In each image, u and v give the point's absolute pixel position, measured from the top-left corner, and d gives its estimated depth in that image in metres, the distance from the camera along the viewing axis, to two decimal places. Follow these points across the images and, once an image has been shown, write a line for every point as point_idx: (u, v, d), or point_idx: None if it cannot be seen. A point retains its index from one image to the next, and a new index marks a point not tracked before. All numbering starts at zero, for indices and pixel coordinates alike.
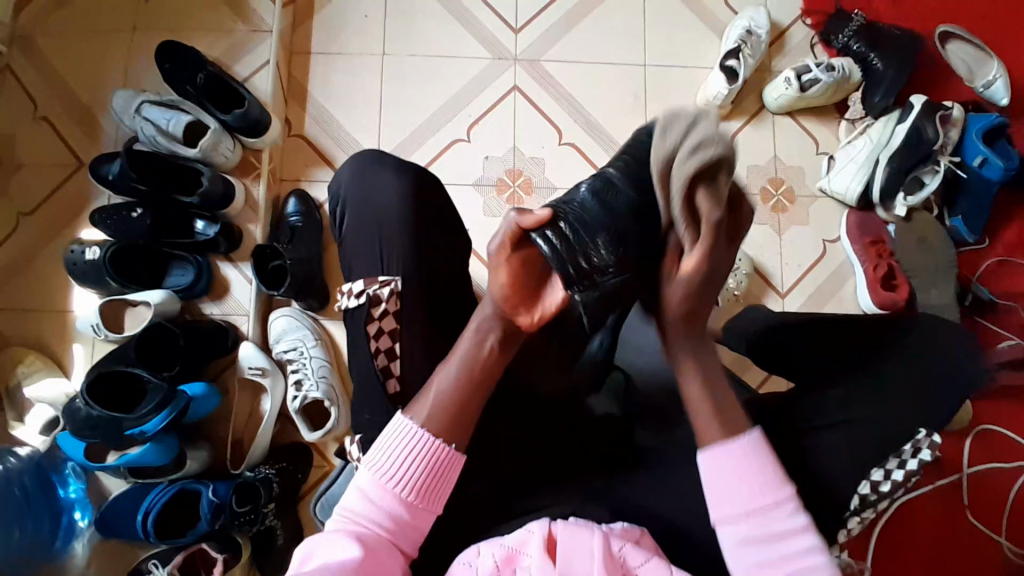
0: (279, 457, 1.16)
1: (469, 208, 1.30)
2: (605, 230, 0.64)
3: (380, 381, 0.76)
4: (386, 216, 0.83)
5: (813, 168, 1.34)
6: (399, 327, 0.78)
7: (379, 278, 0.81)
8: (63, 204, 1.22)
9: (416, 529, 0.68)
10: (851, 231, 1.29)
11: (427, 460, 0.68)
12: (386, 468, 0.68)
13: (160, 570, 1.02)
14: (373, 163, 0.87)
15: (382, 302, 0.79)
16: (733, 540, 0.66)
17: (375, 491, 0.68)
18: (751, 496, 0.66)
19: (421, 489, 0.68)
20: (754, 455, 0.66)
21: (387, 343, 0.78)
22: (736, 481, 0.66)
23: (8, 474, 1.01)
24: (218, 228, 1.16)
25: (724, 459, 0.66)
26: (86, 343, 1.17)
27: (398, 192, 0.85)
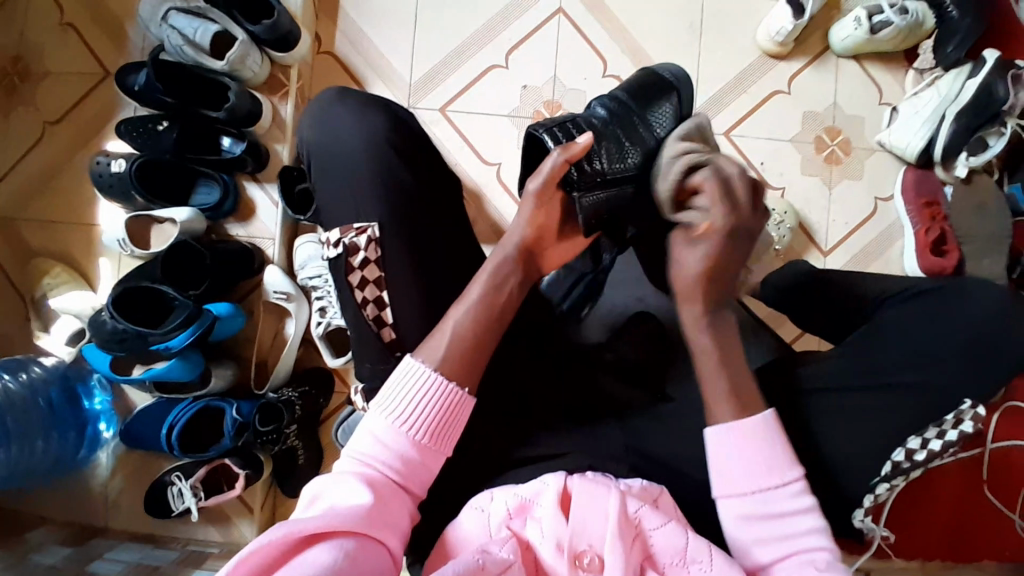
0: (301, 379, 1.18)
1: (503, 139, 1.24)
2: (613, 137, 0.78)
3: (373, 331, 0.75)
4: (366, 158, 0.77)
5: (874, 119, 1.25)
6: (385, 275, 0.75)
7: (356, 224, 0.76)
8: (88, 114, 1.19)
9: (426, 471, 0.68)
10: (906, 189, 1.21)
11: (439, 400, 0.68)
12: (400, 411, 0.68)
13: (183, 482, 1.09)
14: (333, 102, 0.80)
15: (362, 251, 0.75)
16: (735, 516, 0.67)
17: (387, 434, 0.67)
18: (753, 479, 0.67)
19: (432, 432, 0.68)
20: (766, 432, 0.68)
21: (374, 293, 0.75)
22: (739, 465, 0.67)
23: (33, 382, 1.03)
24: (244, 146, 1.12)
25: (728, 437, 0.68)
26: (113, 258, 1.17)
27: (363, 132, 0.78)
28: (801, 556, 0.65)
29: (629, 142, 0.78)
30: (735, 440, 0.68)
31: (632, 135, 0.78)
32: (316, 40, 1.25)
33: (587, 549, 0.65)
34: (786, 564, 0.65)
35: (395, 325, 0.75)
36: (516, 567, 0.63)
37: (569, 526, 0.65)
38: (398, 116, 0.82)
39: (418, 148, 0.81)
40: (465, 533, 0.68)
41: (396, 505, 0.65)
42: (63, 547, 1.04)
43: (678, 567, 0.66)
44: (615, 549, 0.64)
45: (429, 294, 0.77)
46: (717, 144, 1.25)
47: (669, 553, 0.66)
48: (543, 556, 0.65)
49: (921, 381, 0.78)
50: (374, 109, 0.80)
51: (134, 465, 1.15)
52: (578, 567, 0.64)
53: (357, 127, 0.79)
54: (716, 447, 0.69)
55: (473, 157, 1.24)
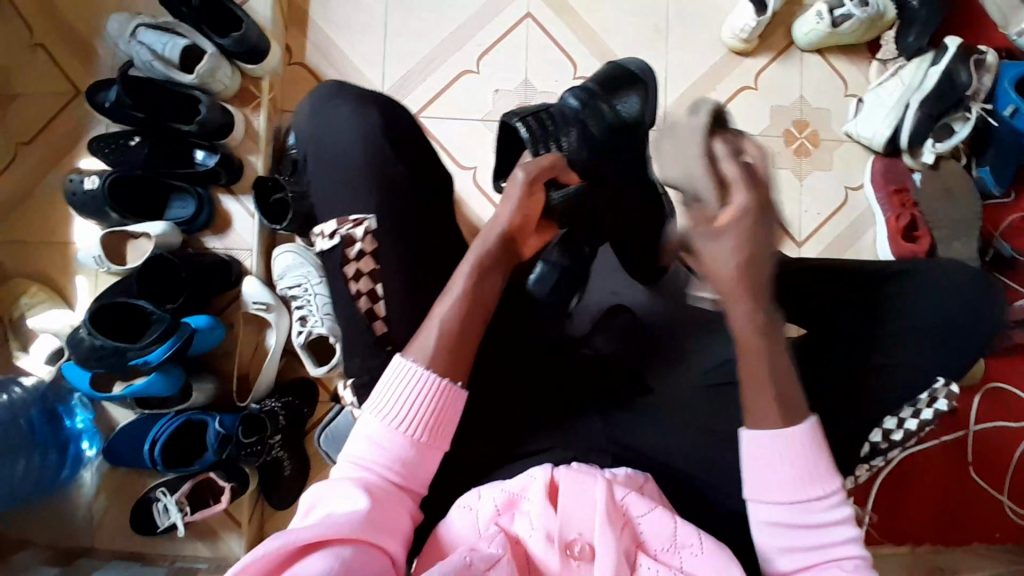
0: (285, 390, 1.18)
1: (476, 144, 1.25)
2: (581, 128, 0.84)
3: (365, 324, 0.74)
4: (342, 163, 0.78)
5: (840, 111, 1.27)
6: (379, 268, 0.75)
7: (352, 216, 0.76)
8: (61, 134, 1.19)
9: (424, 469, 0.69)
10: (875, 178, 1.23)
11: (431, 397, 0.68)
12: (394, 413, 0.68)
13: (168, 497, 1.09)
14: (330, 99, 0.81)
15: (358, 243, 0.75)
16: (769, 524, 0.65)
17: (383, 436, 0.68)
18: (798, 486, 0.64)
19: (428, 430, 0.68)
20: (809, 443, 0.64)
21: (367, 285, 0.75)
22: (777, 474, 0.64)
23: (14, 404, 1.02)
24: (217, 158, 1.12)
25: (770, 446, 0.64)
26: (90, 275, 1.16)
27: (345, 134, 0.79)
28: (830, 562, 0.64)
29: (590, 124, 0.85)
30: (776, 455, 0.64)
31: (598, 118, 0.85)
32: (288, 51, 1.26)
33: (578, 538, 0.65)
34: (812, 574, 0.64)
35: (387, 318, 0.74)
36: (502, 562, 0.63)
37: (558, 517, 0.66)
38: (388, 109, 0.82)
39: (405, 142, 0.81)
40: (453, 529, 0.68)
41: (396, 507, 0.65)
42: (51, 568, 1.03)
43: (667, 552, 0.66)
44: (604, 534, 0.64)
45: (412, 290, 0.75)
46: None
47: (656, 540, 0.67)
48: (533, 548, 0.66)
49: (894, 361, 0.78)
50: (369, 106, 0.81)
51: (119, 484, 1.14)
52: (570, 556, 0.65)
53: (339, 128, 0.80)
54: (750, 460, 0.65)
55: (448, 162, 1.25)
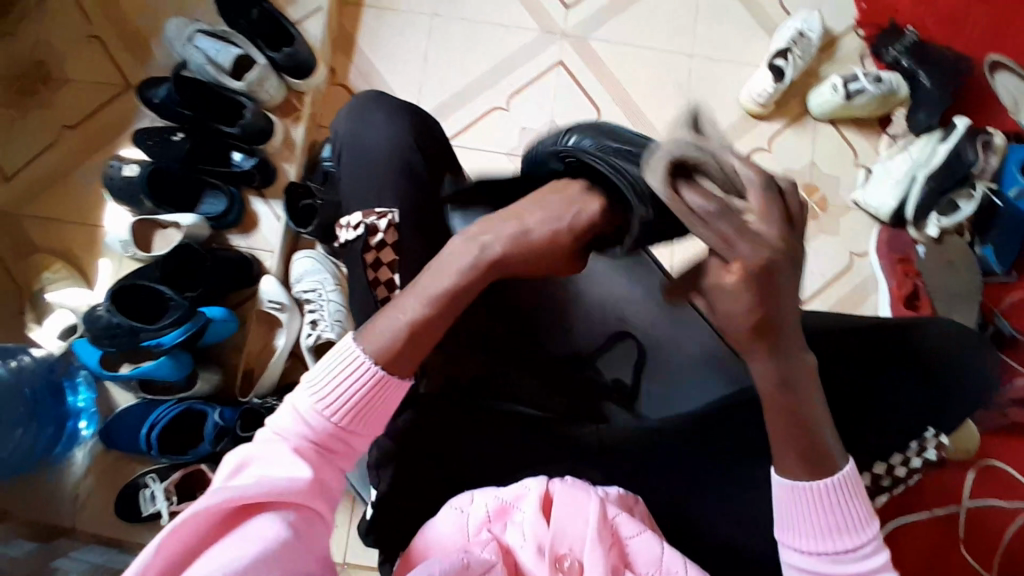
0: (287, 390, 1.18)
1: (499, 175, 1.31)
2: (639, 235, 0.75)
3: (381, 313, 0.72)
4: (381, 160, 0.81)
5: (848, 178, 1.33)
6: (399, 258, 0.74)
7: (377, 210, 0.77)
8: (106, 122, 1.25)
9: (350, 450, 0.64)
10: (880, 247, 1.28)
11: (365, 385, 0.62)
12: (325, 396, 0.62)
13: (157, 484, 1.09)
14: (370, 104, 0.86)
15: (381, 233, 0.75)
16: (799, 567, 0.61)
17: (310, 416, 0.62)
18: (830, 533, 0.60)
19: (357, 416, 0.63)
20: (845, 492, 0.59)
21: (387, 274, 0.74)
22: (807, 517, 0.60)
23: (22, 371, 1.04)
24: (254, 161, 1.18)
25: (804, 491, 0.60)
26: (114, 259, 1.20)
27: (386, 136, 0.83)
28: None
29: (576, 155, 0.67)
30: (808, 504, 0.60)
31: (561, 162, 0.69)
32: (331, 72, 1.33)
33: (567, 553, 0.66)
34: None
35: None
36: (498, 567, 0.64)
37: (551, 530, 0.67)
38: (420, 119, 0.87)
39: (434, 148, 0.86)
40: (441, 530, 0.68)
41: (330, 479, 0.62)
42: (28, 542, 1.02)
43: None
44: (595, 552, 0.65)
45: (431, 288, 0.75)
46: None
47: (645, 561, 0.67)
48: (523, 559, 0.66)
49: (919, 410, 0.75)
50: (403, 115, 0.85)
51: (108, 467, 1.14)
52: (559, 570, 0.66)
53: (382, 129, 0.84)
54: (782, 504, 0.61)
55: None
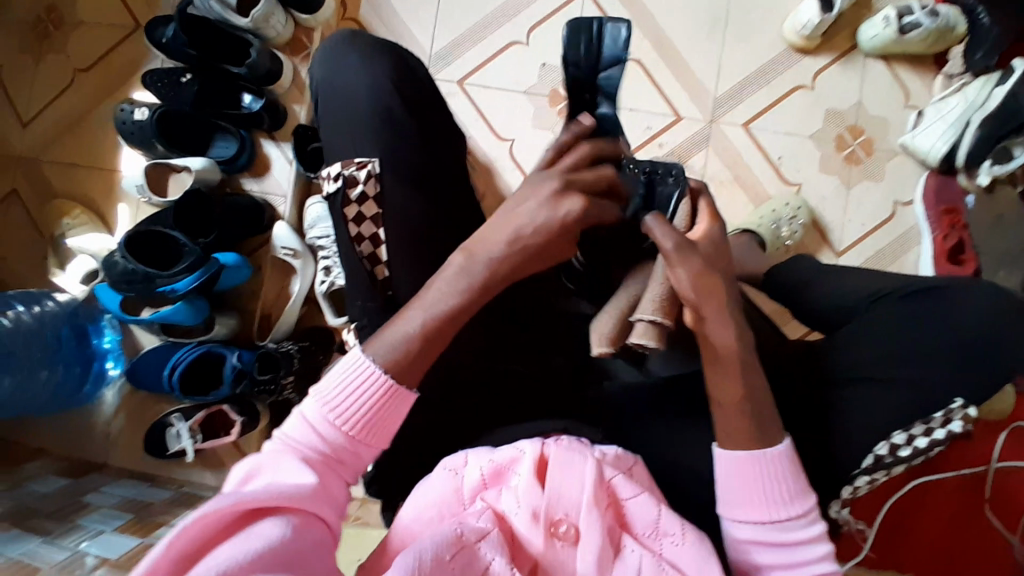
0: (303, 335, 1.19)
1: (518, 115, 1.25)
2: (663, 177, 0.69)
3: (365, 269, 0.71)
4: (361, 107, 0.74)
5: (899, 122, 1.21)
6: (381, 212, 0.71)
7: (357, 158, 0.72)
8: (118, 64, 1.23)
9: (357, 465, 0.58)
10: (928, 196, 1.17)
11: (377, 394, 0.57)
12: (333, 400, 0.57)
13: (182, 423, 1.13)
14: (342, 44, 0.77)
15: (360, 185, 0.72)
16: (744, 537, 0.60)
17: (318, 423, 0.57)
18: (771, 503, 0.59)
19: (366, 425, 0.57)
20: (783, 461, 0.59)
21: (369, 230, 0.71)
22: (748, 487, 0.59)
23: (44, 316, 1.07)
24: (263, 103, 1.15)
25: (744, 460, 0.59)
26: (131, 204, 1.20)
27: (366, 82, 0.74)
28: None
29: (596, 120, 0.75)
30: (738, 479, 0.59)
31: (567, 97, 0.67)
32: (343, 5, 1.27)
33: (564, 518, 0.58)
34: None
35: (389, 263, 0.71)
36: (490, 539, 0.56)
37: (546, 495, 0.58)
38: (399, 57, 0.77)
39: (427, 98, 0.77)
40: (430, 493, 0.61)
41: (336, 493, 0.55)
42: (61, 478, 1.09)
43: (650, 539, 0.59)
44: (591, 518, 0.57)
45: (416, 244, 0.71)
46: (734, 134, 1.24)
47: (643, 525, 0.59)
48: (517, 528, 0.58)
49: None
50: (378, 55, 0.75)
51: (135, 406, 1.19)
52: (554, 537, 0.57)
53: (358, 75, 0.75)
54: (724, 475, 0.60)
55: (487, 132, 1.25)
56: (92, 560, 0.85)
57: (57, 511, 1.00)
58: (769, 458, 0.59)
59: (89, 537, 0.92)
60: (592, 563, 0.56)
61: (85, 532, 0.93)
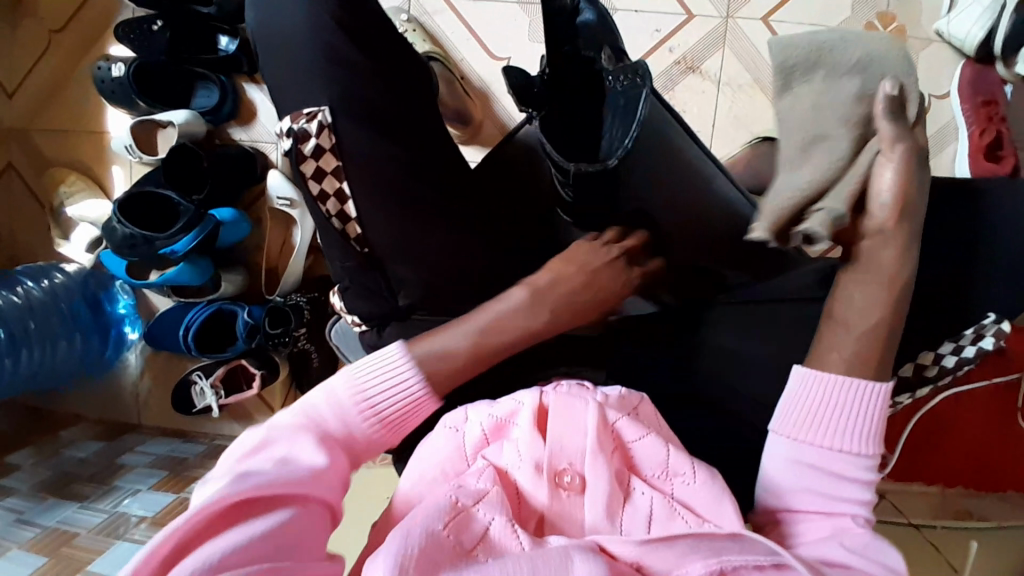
0: (312, 285, 1.18)
1: (513, 32, 1.15)
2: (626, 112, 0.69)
3: (336, 229, 0.65)
4: (321, 46, 0.63)
5: (932, 6, 1.09)
6: (342, 164, 0.64)
7: (306, 110, 0.63)
8: (88, 19, 1.16)
9: (367, 452, 0.55)
10: (963, 88, 1.06)
11: (404, 398, 0.55)
12: (365, 394, 0.55)
13: (204, 381, 1.14)
14: None
15: (313, 139, 0.63)
16: (788, 461, 0.51)
17: (347, 410, 0.54)
18: (837, 437, 0.50)
19: (389, 425, 0.55)
20: (868, 396, 0.50)
21: (332, 186, 0.64)
22: (819, 413, 0.50)
23: (55, 289, 1.11)
24: (239, 44, 1.08)
25: (825, 385, 0.50)
26: (125, 166, 1.17)
27: (316, 16, 0.63)
28: (833, 529, 0.48)
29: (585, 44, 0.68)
30: (816, 401, 0.50)
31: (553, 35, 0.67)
32: None
33: (567, 467, 0.53)
34: (812, 536, 0.48)
35: (361, 219, 0.65)
36: (492, 495, 0.51)
37: (546, 444, 0.54)
38: None
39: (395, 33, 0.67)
40: (430, 455, 0.56)
41: (342, 484, 0.52)
42: (96, 443, 1.14)
43: (659, 480, 0.54)
44: (597, 463, 0.52)
45: (404, 201, 0.64)
46: (752, 32, 1.13)
47: (651, 468, 0.54)
48: (520, 484, 0.53)
49: (997, 307, 0.61)
50: None
51: (159, 369, 1.21)
52: (559, 487, 0.53)
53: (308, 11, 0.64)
54: (794, 396, 0.51)
55: (482, 54, 1.17)
56: (133, 519, 0.91)
57: (95, 476, 1.04)
58: (863, 389, 0.50)
59: (128, 496, 0.98)
60: (600, 512, 0.51)
61: (122, 493, 0.98)
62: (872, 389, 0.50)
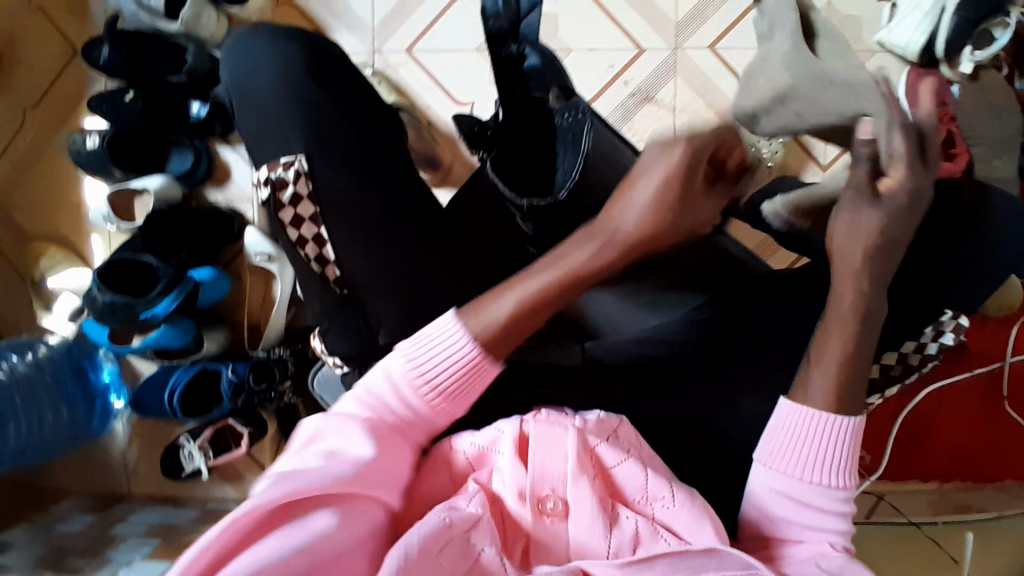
0: (295, 337, 1.18)
1: (475, 76, 1.20)
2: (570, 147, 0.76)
3: (315, 271, 0.67)
4: (282, 97, 0.66)
5: (872, 16, 1.16)
6: (320, 210, 0.65)
7: (282, 159, 0.65)
8: (63, 96, 1.20)
9: (431, 426, 0.56)
10: (909, 92, 1.10)
11: (463, 366, 0.55)
12: (420, 366, 0.55)
13: (191, 443, 1.15)
14: (241, 38, 0.68)
15: (291, 186, 0.64)
16: (770, 489, 0.57)
17: (405, 386, 0.55)
18: (814, 468, 0.56)
19: (448, 396, 0.56)
20: (842, 432, 0.56)
21: (310, 231, 0.65)
22: (798, 445, 0.57)
23: (40, 362, 1.11)
24: (210, 108, 1.12)
25: (804, 420, 0.57)
26: (104, 234, 1.19)
27: (275, 71, 0.67)
28: (812, 551, 0.54)
29: (534, 86, 0.72)
30: (794, 434, 0.57)
31: (504, 81, 0.70)
32: None
33: (550, 493, 0.53)
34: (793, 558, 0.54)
35: (339, 262, 0.66)
36: (484, 523, 0.50)
37: (529, 471, 0.53)
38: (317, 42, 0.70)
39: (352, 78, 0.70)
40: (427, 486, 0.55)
41: (398, 466, 0.53)
42: (85, 516, 1.12)
43: (641, 503, 0.54)
44: (580, 488, 0.52)
45: (373, 237, 0.66)
46: (700, 59, 1.18)
47: (632, 490, 0.55)
48: (508, 511, 0.52)
49: None
50: (289, 41, 0.68)
51: (145, 434, 1.20)
52: (543, 515, 0.52)
53: (267, 63, 0.67)
54: (777, 428, 0.58)
55: (446, 100, 1.21)
56: None
57: (85, 549, 1.02)
58: (834, 423, 0.56)
59: (121, 568, 0.95)
60: (586, 537, 0.51)
61: (115, 565, 0.95)
62: (840, 421, 0.56)
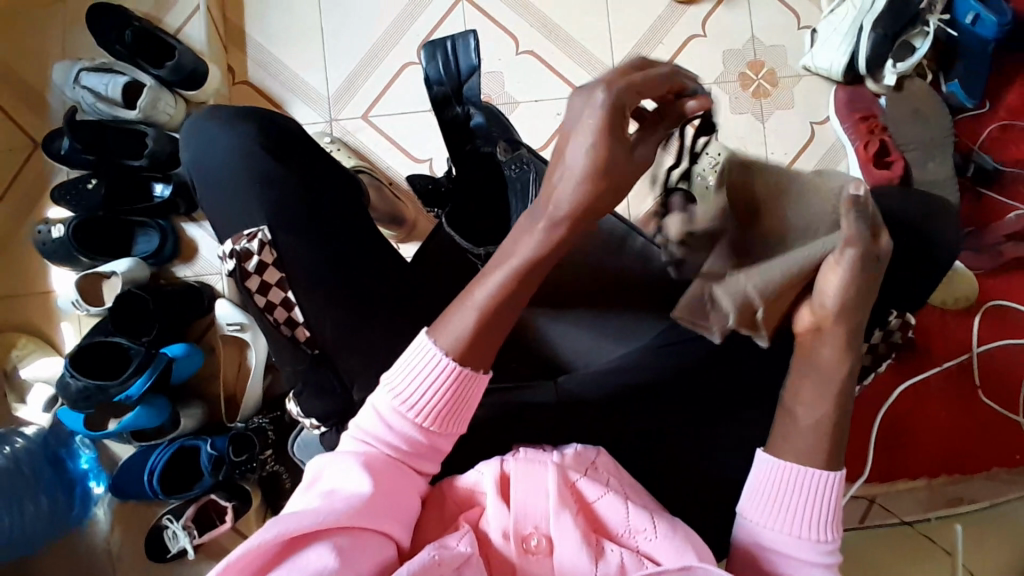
0: (274, 405, 1.18)
1: (429, 132, 1.24)
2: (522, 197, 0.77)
3: (284, 334, 0.68)
4: (237, 171, 0.70)
5: (796, 44, 1.22)
6: (285, 275, 0.68)
7: (245, 232, 0.68)
8: (26, 188, 1.22)
9: (433, 452, 0.58)
10: (839, 109, 1.17)
11: (446, 382, 0.57)
12: (406, 394, 0.57)
13: (175, 523, 1.11)
14: (202, 120, 0.73)
15: (254, 256, 0.67)
16: (757, 539, 0.59)
17: (393, 417, 0.57)
18: (798, 522, 0.58)
19: (441, 416, 0.57)
20: (820, 485, 0.59)
21: (278, 295, 0.67)
22: (779, 498, 0.59)
23: (17, 454, 1.08)
24: (173, 187, 1.15)
25: (783, 474, 0.59)
26: (74, 320, 1.20)
27: (231, 149, 0.71)
28: None
29: (482, 142, 0.81)
30: (773, 484, 0.59)
31: (452, 140, 0.81)
32: (229, 72, 1.27)
33: (533, 530, 0.54)
34: None
35: (308, 323, 0.68)
36: (474, 564, 0.51)
37: (512, 511, 0.54)
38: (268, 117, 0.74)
39: (302, 145, 0.73)
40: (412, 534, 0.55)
41: (402, 496, 0.55)
42: None
43: (625, 534, 0.55)
44: (563, 524, 0.53)
45: (334, 296, 0.68)
46: None
47: (614, 521, 0.55)
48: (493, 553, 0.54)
49: None
50: (242, 121, 0.72)
51: (128, 518, 1.18)
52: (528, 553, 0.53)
53: (224, 146, 0.71)
54: (759, 481, 0.60)
55: (403, 158, 1.24)
56: None
57: None
58: (814, 478, 0.59)
59: None
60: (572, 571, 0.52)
61: None
62: (819, 476, 0.59)
